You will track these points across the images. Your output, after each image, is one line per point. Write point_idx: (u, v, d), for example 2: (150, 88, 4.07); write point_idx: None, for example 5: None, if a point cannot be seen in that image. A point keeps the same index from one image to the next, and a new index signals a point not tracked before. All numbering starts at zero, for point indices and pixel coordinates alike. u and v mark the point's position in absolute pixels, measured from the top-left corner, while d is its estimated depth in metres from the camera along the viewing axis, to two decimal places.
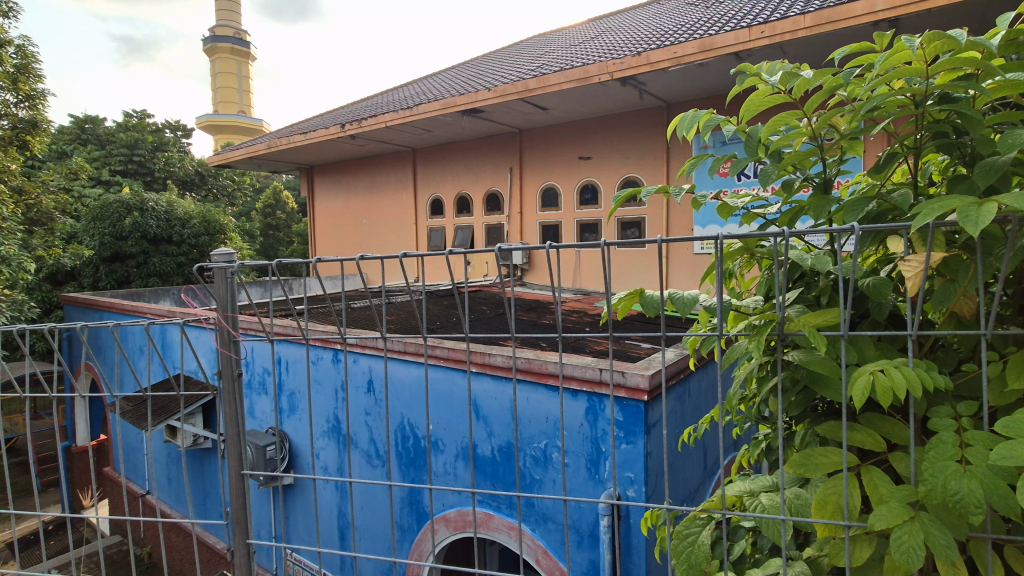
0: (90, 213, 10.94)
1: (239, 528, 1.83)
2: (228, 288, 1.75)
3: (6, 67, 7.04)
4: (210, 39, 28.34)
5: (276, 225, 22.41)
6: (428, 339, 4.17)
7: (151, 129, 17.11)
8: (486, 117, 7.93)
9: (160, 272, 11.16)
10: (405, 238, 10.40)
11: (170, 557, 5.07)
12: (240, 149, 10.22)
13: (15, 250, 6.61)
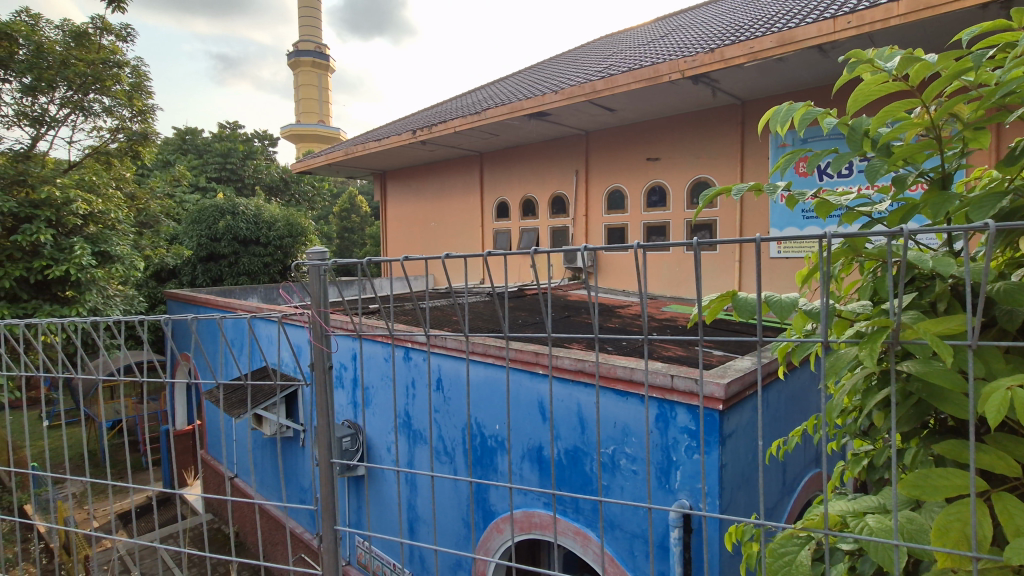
0: (190, 217, 11.95)
1: (327, 514, 1.91)
2: (321, 285, 1.83)
3: (123, 86, 7.80)
4: (294, 54, 30.40)
5: (352, 228, 23.59)
6: (495, 340, 4.21)
7: (243, 139, 18.52)
8: (552, 120, 7.92)
9: (249, 271, 12.06)
10: (472, 240, 10.58)
11: (255, 538, 5.40)
12: (320, 155, 10.79)
13: (128, 250, 7.25)
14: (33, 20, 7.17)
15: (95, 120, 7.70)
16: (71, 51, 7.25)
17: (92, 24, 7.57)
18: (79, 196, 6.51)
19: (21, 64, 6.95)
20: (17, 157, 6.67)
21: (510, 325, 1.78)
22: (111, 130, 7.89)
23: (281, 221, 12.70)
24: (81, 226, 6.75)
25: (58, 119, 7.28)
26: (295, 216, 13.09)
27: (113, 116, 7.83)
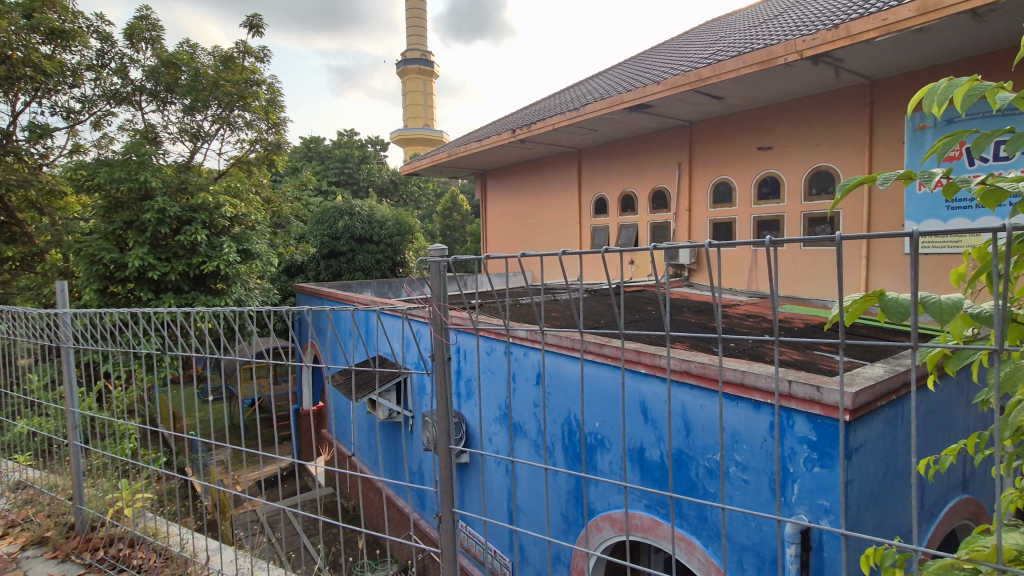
0: (314, 218, 13.17)
1: (445, 497, 1.89)
2: (441, 281, 1.90)
3: (261, 102, 8.76)
4: (403, 63, 32.43)
5: (454, 226, 24.61)
6: (594, 337, 4.16)
7: (358, 145, 20.07)
8: (654, 111, 7.66)
9: (364, 267, 13.04)
10: (569, 237, 10.56)
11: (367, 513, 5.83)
12: (426, 157, 11.34)
13: (265, 248, 8.14)
14: (191, 49, 8.30)
15: (239, 133, 8.74)
16: (220, 73, 8.29)
17: (237, 49, 8.60)
18: (226, 201, 7.42)
19: (183, 88, 8.07)
20: (180, 168, 7.75)
21: (605, 319, 1.75)
22: (251, 142, 8.92)
23: (391, 220, 13.55)
24: (228, 227, 7.70)
25: (211, 133, 8.36)
26: (403, 216, 13.89)
27: (253, 129, 8.83)
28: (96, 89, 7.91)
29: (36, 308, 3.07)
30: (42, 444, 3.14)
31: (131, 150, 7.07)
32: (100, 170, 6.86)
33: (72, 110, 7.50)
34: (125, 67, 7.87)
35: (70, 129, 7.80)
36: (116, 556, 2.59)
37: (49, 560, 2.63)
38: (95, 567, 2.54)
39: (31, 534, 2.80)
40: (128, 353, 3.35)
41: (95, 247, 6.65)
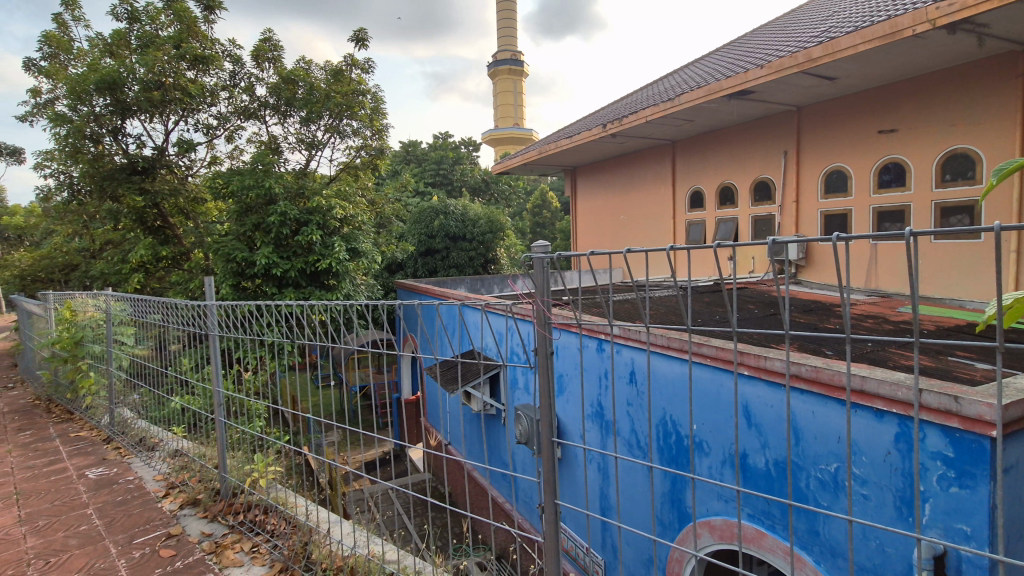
0: (412, 218, 13.88)
1: (549, 487, 1.88)
2: (544, 277, 1.92)
3: (367, 110, 9.38)
4: (494, 65, 33.29)
5: (543, 223, 24.78)
6: (694, 336, 3.99)
7: (452, 147, 20.86)
8: (756, 97, 7.17)
9: (458, 264, 13.54)
10: (663, 232, 10.21)
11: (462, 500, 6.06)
12: (517, 156, 11.49)
13: (370, 246, 8.72)
14: (307, 65, 9.08)
15: (347, 140, 9.42)
16: (332, 86, 8.98)
17: (346, 62, 9.26)
18: (337, 203, 8.05)
19: (300, 101, 8.85)
20: (298, 174, 8.52)
21: (690, 309, 1.68)
22: (358, 148, 9.58)
23: (484, 219, 13.92)
24: (339, 228, 8.34)
25: (323, 142, 9.09)
26: (495, 214, 14.21)
27: (360, 136, 9.48)
28: (229, 107, 8.91)
29: (188, 301, 3.52)
30: (191, 418, 3.59)
31: (257, 160, 7.88)
32: (234, 179, 7.73)
33: (210, 127, 8.51)
34: (253, 86, 8.78)
35: (209, 144, 8.86)
36: (254, 520, 2.91)
37: (201, 518, 3.05)
38: (237, 528, 2.90)
39: (187, 495, 3.24)
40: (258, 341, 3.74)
41: (230, 247, 7.51)
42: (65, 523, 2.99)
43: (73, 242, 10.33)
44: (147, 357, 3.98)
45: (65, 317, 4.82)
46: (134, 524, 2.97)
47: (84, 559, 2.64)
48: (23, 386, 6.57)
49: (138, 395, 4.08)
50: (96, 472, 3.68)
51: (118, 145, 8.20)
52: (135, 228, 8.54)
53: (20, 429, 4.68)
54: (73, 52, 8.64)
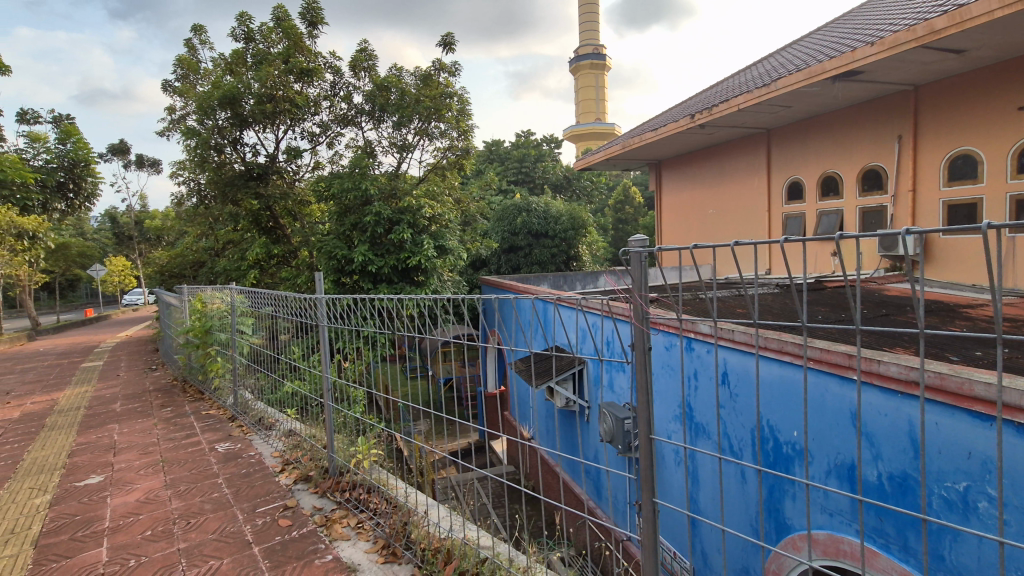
0: (496, 216, 14.16)
1: (646, 486, 1.83)
2: (643, 272, 1.81)
3: (454, 112, 9.66)
4: (575, 61, 33.10)
5: (626, 219, 24.26)
6: (796, 336, 3.69)
7: (534, 145, 21.02)
8: (865, 78, 6.55)
9: (540, 260, 13.62)
10: (757, 226, 9.65)
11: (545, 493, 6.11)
12: (599, 151, 11.31)
13: (456, 244, 9.01)
14: (399, 72, 9.54)
15: (435, 142, 9.77)
16: (421, 91, 9.37)
17: (434, 67, 9.62)
18: (426, 203, 8.40)
19: (393, 106, 9.34)
20: (391, 176, 9.01)
21: (781, 304, 1.50)
22: (445, 149, 9.91)
23: (566, 215, 13.90)
24: (427, 226, 8.68)
25: (413, 144, 9.50)
26: (577, 210, 14.13)
27: (447, 137, 9.81)
28: (330, 115, 9.60)
29: (299, 293, 3.84)
30: (302, 402, 3.95)
31: (355, 164, 8.42)
32: (335, 182, 8.33)
33: (314, 134, 9.20)
34: (350, 94, 9.37)
35: (313, 150, 9.59)
36: (358, 498, 3.13)
37: (313, 494, 3.33)
38: (344, 504, 3.14)
39: (300, 472, 3.57)
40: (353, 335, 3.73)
41: (331, 245, 8.10)
42: (201, 489, 3.38)
43: (201, 242, 11.62)
44: (264, 345, 4.39)
45: (197, 308, 5.43)
46: (257, 494, 3.31)
47: (217, 522, 2.97)
48: (163, 368, 7.52)
49: (257, 379, 4.52)
50: (224, 446, 4.12)
51: (237, 154, 9.13)
52: (252, 229, 9.44)
53: (163, 405, 5.36)
54: (200, 72, 9.69)
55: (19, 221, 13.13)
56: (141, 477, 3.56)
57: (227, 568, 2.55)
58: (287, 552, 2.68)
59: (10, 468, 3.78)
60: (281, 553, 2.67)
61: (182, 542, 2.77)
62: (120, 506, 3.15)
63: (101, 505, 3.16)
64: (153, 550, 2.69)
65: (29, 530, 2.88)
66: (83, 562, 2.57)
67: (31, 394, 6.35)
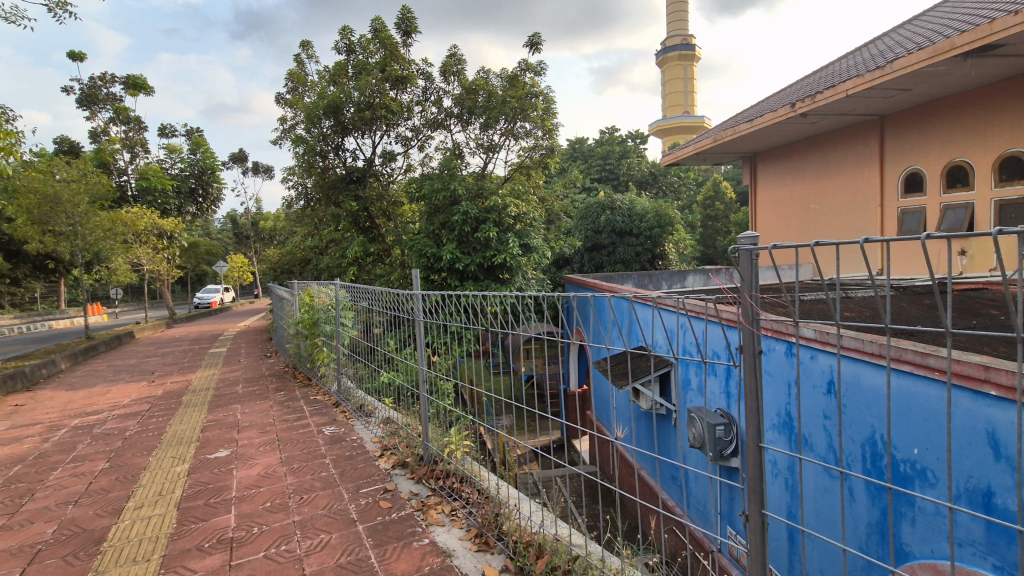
0: (579, 214, 14.09)
1: (754, 496, 1.69)
2: (753, 269, 1.64)
3: (539, 112, 9.70)
4: (662, 53, 32.17)
5: (716, 216, 23.14)
6: (919, 343, 3.29)
7: (619, 141, 20.72)
8: (1003, 53, 5.77)
9: (624, 259, 13.36)
10: (867, 222, 8.82)
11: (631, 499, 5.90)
12: (690, 145, 10.85)
13: (541, 242, 9.06)
14: (486, 74, 9.76)
15: (520, 141, 9.87)
16: (507, 91, 9.52)
17: (520, 67, 9.72)
18: (512, 201, 8.52)
19: (480, 108, 9.59)
20: (478, 177, 9.27)
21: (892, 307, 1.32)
22: (529, 148, 9.99)
23: (651, 213, 13.52)
24: (512, 225, 8.81)
25: (499, 145, 9.67)
26: (663, 207, 13.70)
27: (532, 136, 9.87)
28: (421, 119, 10.03)
29: (394, 290, 4.04)
30: (398, 391, 4.18)
31: (444, 165, 8.75)
32: (426, 184, 8.69)
33: (407, 138, 9.66)
34: (441, 99, 9.74)
35: (406, 153, 10.07)
36: (452, 486, 3.26)
37: (410, 479, 3.51)
38: (439, 492, 3.29)
39: (397, 458, 3.78)
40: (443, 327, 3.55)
41: (422, 244, 8.47)
42: (311, 468, 3.68)
43: (308, 241, 12.66)
44: (363, 337, 4.69)
45: (306, 301, 5.90)
46: (360, 476, 3.55)
47: (326, 499, 3.23)
48: (277, 355, 8.27)
49: (357, 368, 4.83)
50: (330, 430, 4.46)
51: (339, 159, 9.81)
52: (352, 229, 10.12)
53: (278, 389, 5.90)
54: (307, 84, 10.50)
55: (160, 223, 15.00)
56: (261, 454, 3.94)
57: (336, 542, 2.75)
58: (389, 532, 2.85)
59: (156, 438, 4.34)
60: (383, 533, 2.84)
61: (297, 515, 3.03)
62: (245, 477, 3.51)
63: (229, 476, 3.54)
64: (273, 520, 2.97)
65: (173, 494, 3.28)
66: (216, 526, 2.89)
67: (170, 374, 7.25)
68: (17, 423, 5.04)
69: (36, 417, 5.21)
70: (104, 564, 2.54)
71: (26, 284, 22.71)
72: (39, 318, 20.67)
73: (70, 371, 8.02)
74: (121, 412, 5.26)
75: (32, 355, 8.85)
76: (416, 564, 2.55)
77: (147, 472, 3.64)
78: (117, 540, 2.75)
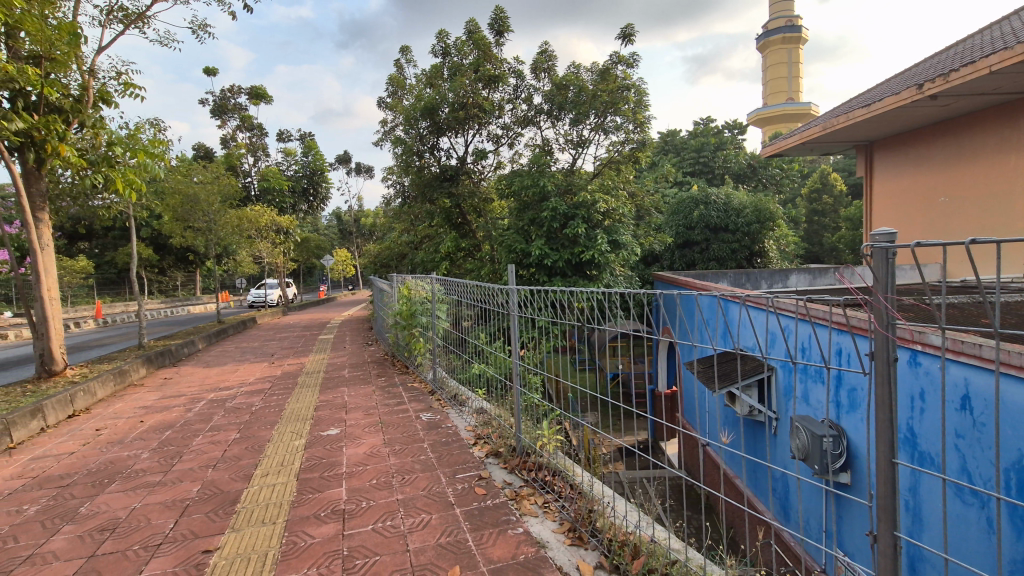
0: (670, 209, 13.62)
1: (886, 515, 1.54)
2: (888, 270, 1.47)
3: (630, 105, 9.50)
4: (764, 37, 30.16)
5: (823, 210, 21.34)
6: None
7: (715, 133, 19.80)
8: None
9: (718, 256, 12.78)
10: (1011, 217, 7.73)
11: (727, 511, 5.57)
12: (795, 134, 10.09)
13: (630, 239, 8.89)
14: (577, 69, 9.72)
15: (611, 136, 9.73)
16: (598, 86, 9.39)
17: (612, 60, 9.55)
18: (601, 197, 8.43)
19: (570, 104, 9.56)
20: (567, 173, 9.29)
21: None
22: (620, 142, 9.80)
23: (750, 207, 12.78)
24: (601, 221, 8.74)
25: (589, 140, 9.59)
26: (763, 202, 12.87)
27: (623, 130, 9.68)
28: (512, 117, 10.20)
29: (488, 282, 4.07)
30: (489, 383, 4.30)
31: (534, 162, 8.84)
32: (516, 180, 8.83)
33: (498, 136, 9.87)
34: (532, 96, 9.83)
35: (497, 151, 10.29)
36: (544, 479, 3.32)
37: (503, 469, 3.62)
38: (531, 483, 3.36)
39: (491, 448, 3.91)
40: (533, 322, 3.51)
41: (512, 239, 8.63)
42: (411, 451, 3.89)
43: (404, 236, 13.37)
44: (456, 329, 4.87)
45: (405, 294, 6.21)
46: (456, 462, 3.70)
47: (426, 481, 3.40)
48: (377, 344, 8.85)
49: (451, 358, 5.04)
50: (427, 416, 4.69)
51: (434, 158, 10.27)
52: (445, 225, 10.53)
53: (379, 375, 6.32)
54: (406, 87, 11.03)
55: (277, 220, 16.48)
56: (366, 434, 4.23)
57: (436, 523, 2.90)
58: (484, 518, 2.95)
59: (277, 414, 4.81)
60: (480, 519, 2.94)
61: (400, 493, 3.23)
62: (353, 455, 3.80)
63: (339, 453, 3.84)
64: (378, 496, 3.19)
65: (293, 465, 3.63)
66: (330, 498, 3.15)
67: (286, 357, 8.00)
68: (167, 393, 5.81)
69: (180, 390, 5.98)
70: (239, 523, 2.87)
71: (170, 274, 25.99)
72: (179, 303, 23.62)
73: (206, 350, 9.10)
74: (248, 389, 5.90)
75: (177, 335, 10.16)
76: (511, 552, 2.62)
77: (270, 444, 4.05)
78: (248, 502, 3.09)
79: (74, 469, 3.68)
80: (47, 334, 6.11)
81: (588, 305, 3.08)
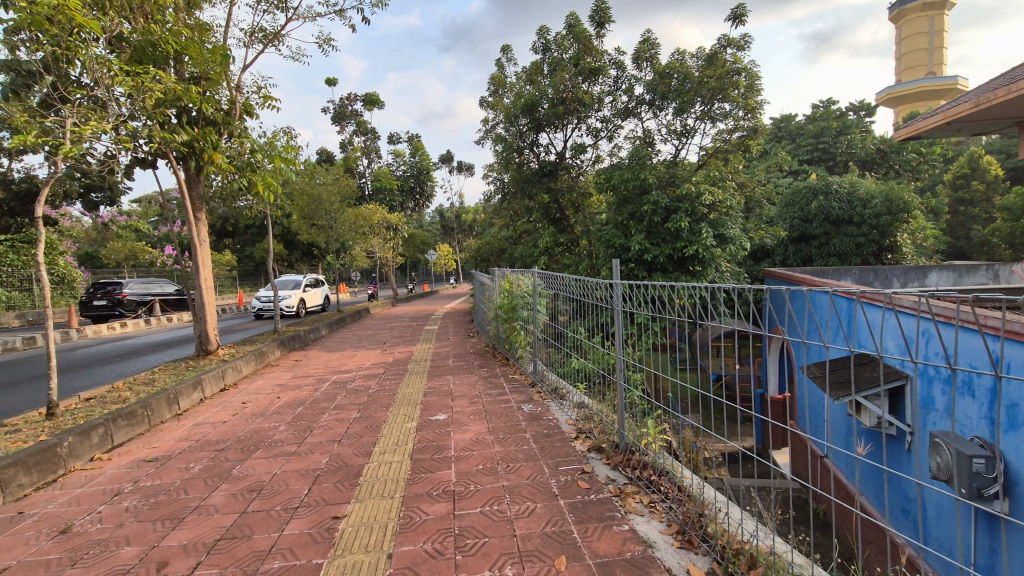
0: (784, 200, 12.64)
1: None
2: None
3: (740, 91, 8.96)
4: (898, 6, 26.94)
5: (971, 199, 18.60)
6: None
7: (838, 116, 18.06)
8: None
9: (840, 252, 11.69)
10: None
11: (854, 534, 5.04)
12: (937, 114, 8.92)
13: (739, 232, 8.38)
14: (682, 56, 9.32)
15: (718, 124, 9.25)
16: (705, 72, 8.96)
17: (720, 43, 9.04)
18: (706, 189, 8.05)
19: (674, 92, 9.19)
20: (669, 165, 8.99)
21: None
22: (729, 129, 9.25)
23: (879, 197, 11.50)
24: (707, 214, 8.34)
25: (694, 129, 9.17)
26: (896, 190, 11.52)
27: (732, 117, 9.14)
28: (612, 110, 10.02)
29: (594, 278, 3.94)
30: (591, 380, 4.27)
31: (634, 155, 8.67)
32: (616, 174, 8.68)
33: (598, 130, 9.76)
34: (633, 86, 9.61)
35: (596, 144, 10.15)
36: (649, 478, 3.27)
37: (606, 465, 3.60)
38: (636, 481, 3.31)
39: (593, 443, 3.90)
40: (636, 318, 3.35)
41: (610, 234, 8.49)
42: (514, 440, 4.01)
43: (504, 232, 13.71)
44: (556, 323, 4.93)
45: (506, 287, 6.36)
46: (559, 454, 3.75)
47: (529, 470, 3.48)
48: (478, 335, 9.18)
49: (553, 352, 5.07)
50: (529, 407, 4.79)
51: (534, 154, 10.44)
52: (543, 220, 10.61)
53: (482, 365, 6.56)
54: (506, 86, 11.27)
55: (388, 217, 17.61)
56: (472, 421, 4.42)
57: (541, 512, 2.96)
58: (588, 512, 2.96)
59: (391, 397, 5.18)
60: (584, 512, 2.96)
61: (505, 480, 3.34)
62: (460, 440, 3.99)
63: (447, 437, 4.05)
64: (485, 481, 3.32)
65: (407, 445, 3.89)
66: (441, 479, 3.34)
67: (397, 345, 8.56)
68: (297, 374, 6.48)
69: (308, 371, 6.64)
70: (363, 494, 3.13)
71: (297, 267, 28.84)
72: None
73: (328, 337, 9.98)
74: (364, 373, 6.40)
75: (304, 322, 11.26)
76: (618, 548, 2.61)
77: (386, 424, 4.37)
78: (369, 477, 3.36)
79: (227, 435, 4.23)
80: (203, 318, 7.05)
81: (693, 300, 2.86)
